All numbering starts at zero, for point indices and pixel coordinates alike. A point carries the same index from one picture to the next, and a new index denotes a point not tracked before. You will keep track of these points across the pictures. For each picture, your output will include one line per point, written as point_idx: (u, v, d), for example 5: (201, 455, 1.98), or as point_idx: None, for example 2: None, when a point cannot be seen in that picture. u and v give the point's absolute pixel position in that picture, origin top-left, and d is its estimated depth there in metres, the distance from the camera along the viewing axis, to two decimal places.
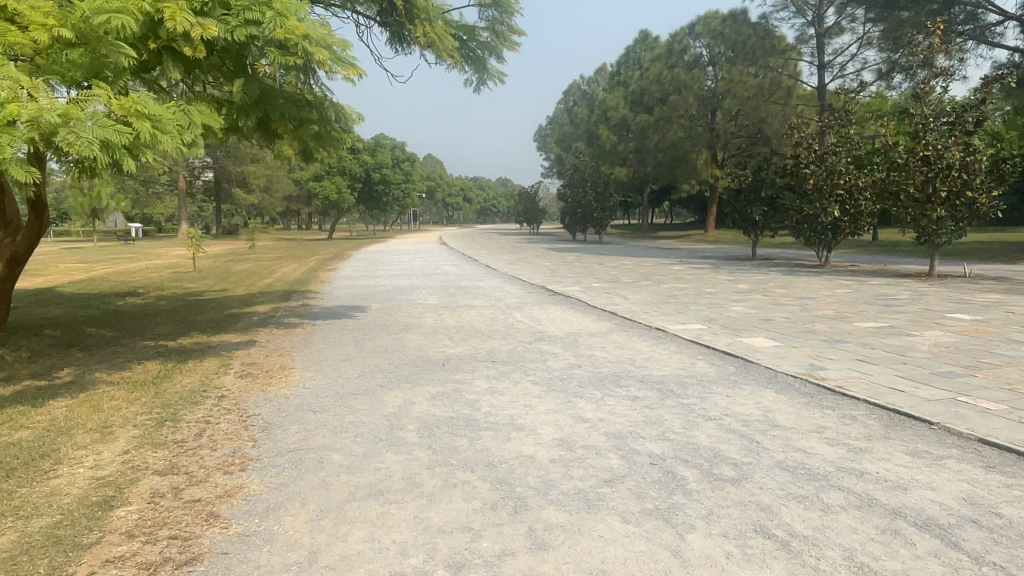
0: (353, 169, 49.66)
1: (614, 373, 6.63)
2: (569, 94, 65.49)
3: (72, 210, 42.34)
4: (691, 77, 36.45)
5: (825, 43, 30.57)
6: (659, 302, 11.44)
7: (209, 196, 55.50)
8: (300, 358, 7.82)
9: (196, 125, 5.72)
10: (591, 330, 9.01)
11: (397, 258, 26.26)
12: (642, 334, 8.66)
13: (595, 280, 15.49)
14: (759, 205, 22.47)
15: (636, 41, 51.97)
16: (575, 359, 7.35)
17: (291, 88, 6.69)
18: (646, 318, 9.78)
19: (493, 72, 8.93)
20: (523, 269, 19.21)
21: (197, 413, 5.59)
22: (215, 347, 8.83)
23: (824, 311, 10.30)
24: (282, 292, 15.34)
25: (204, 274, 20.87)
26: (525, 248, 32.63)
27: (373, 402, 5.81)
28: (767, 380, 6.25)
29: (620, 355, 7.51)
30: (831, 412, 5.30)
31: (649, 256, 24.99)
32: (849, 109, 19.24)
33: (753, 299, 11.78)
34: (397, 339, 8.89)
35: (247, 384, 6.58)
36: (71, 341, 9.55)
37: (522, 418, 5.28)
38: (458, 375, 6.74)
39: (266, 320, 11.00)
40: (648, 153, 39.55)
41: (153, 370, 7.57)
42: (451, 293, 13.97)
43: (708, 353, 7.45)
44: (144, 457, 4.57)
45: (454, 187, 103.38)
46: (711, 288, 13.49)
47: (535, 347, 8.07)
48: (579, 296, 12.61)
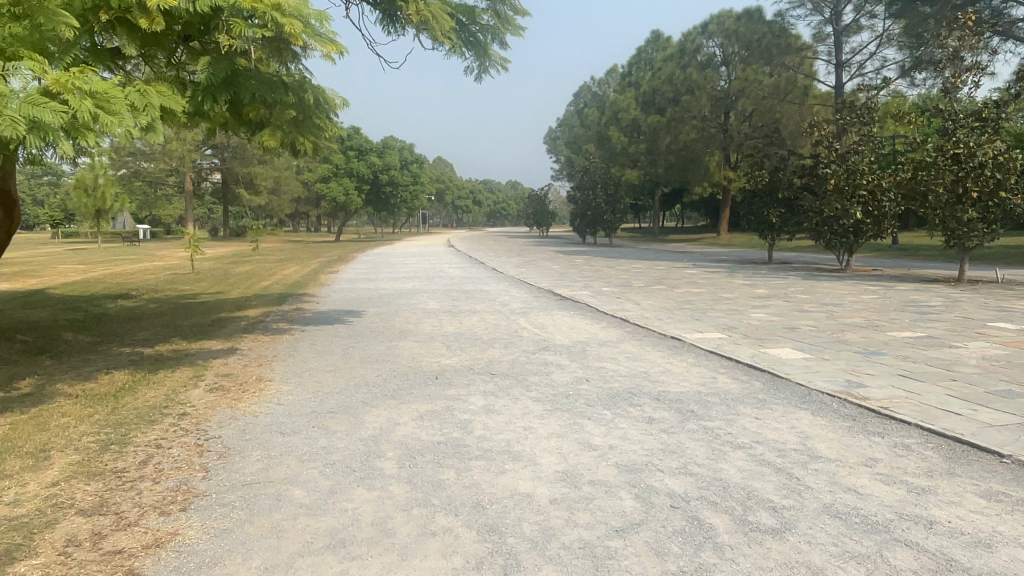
0: (360, 170, 49.07)
1: (627, 389, 5.90)
2: (578, 95, 64.68)
3: (77, 211, 42.04)
4: (703, 77, 35.71)
5: (843, 41, 29.73)
6: (673, 308, 10.70)
7: (216, 198, 55.16)
8: (279, 369, 7.10)
9: (153, 108, 5.05)
10: (601, 339, 8.29)
11: (401, 260, 25.52)
12: (656, 343, 7.91)
13: (605, 285, 14.74)
14: (776, 207, 21.66)
15: (647, 42, 51.17)
16: (582, 372, 6.63)
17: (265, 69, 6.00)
18: (660, 326, 9.05)
19: (495, 59, 8.25)
20: (531, 273, 18.45)
21: (150, 435, 4.90)
22: (193, 355, 8.13)
23: (852, 319, 9.54)
24: (278, 295, 14.66)
25: (202, 277, 20.25)
26: (534, 251, 31.87)
27: (351, 422, 5.11)
28: (801, 399, 5.51)
29: (633, 368, 6.76)
30: (879, 440, 4.56)
31: (662, 260, 24.18)
32: (871, 106, 18.36)
33: (774, 305, 11.02)
34: (389, 347, 8.18)
35: (216, 400, 5.88)
36: (42, 347, 8.86)
37: (519, 445, 4.54)
38: (451, 390, 6.01)
39: (254, 326, 10.31)
40: (660, 154, 38.80)
41: (119, 382, 6.87)
42: (454, 297, 13.29)
43: (730, 367, 6.69)
44: (73, 490, 3.88)
45: (464, 190, 103.01)
46: (727, 293, 12.72)
47: (539, 358, 7.34)
48: (589, 301, 11.86)
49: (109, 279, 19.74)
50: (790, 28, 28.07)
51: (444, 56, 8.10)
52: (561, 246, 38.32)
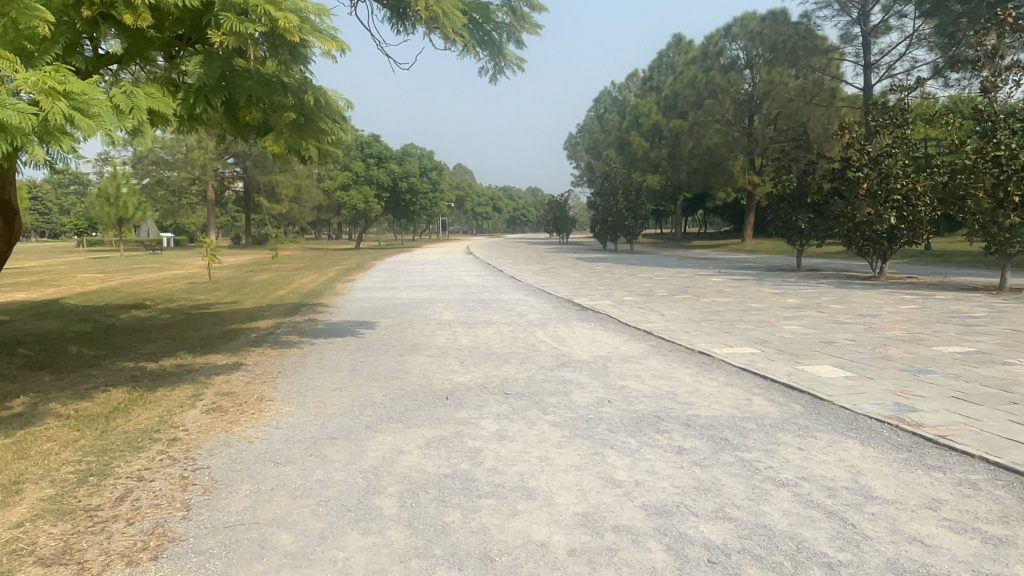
0: (380, 178, 48.95)
1: (654, 412, 5.40)
2: (598, 100, 64.07)
3: (100, 220, 42.38)
4: (727, 80, 35.03)
5: (872, 42, 28.95)
6: (700, 320, 10.17)
7: (238, 206, 55.40)
8: (282, 388, 6.69)
9: (140, 111, 4.69)
10: (623, 354, 7.81)
11: (419, 268, 25.19)
12: (683, 359, 7.40)
13: (627, 293, 14.24)
14: (805, 213, 20.98)
15: (668, 45, 50.50)
16: (603, 392, 6.14)
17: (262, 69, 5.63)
18: (686, 339, 8.55)
19: (511, 58, 7.82)
20: (550, 282, 17.95)
21: (133, 465, 4.51)
22: (196, 371, 7.77)
23: (893, 333, 8.94)
24: (292, 306, 14.33)
25: (219, 286, 20.04)
26: (554, 259, 31.35)
27: (352, 451, 4.68)
28: (847, 426, 4.99)
29: (659, 387, 6.27)
30: (941, 477, 4.04)
31: (687, 266, 23.57)
32: (905, 107, 17.69)
33: (807, 317, 10.43)
34: (400, 363, 7.75)
35: (211, 423, 5.48)
36: (44, 362, 8.57)
37: (534, 480, 4.07)
38: (462, 413, 5.56)
39: (263, 339, 9.94)
40: (683, 159, 38.20)
41: (114, 401, 6.50)
42: (470, 307, 12.87)
43: (766, 388, 6.16)
44: (37, 533, 3.48)
45: (484, 197, 102.73)
46: (757, 303, 12.14)
47: (557, 375, 6.86)
48: (611, 312, 11.36)
49: (126, 289, 19.62)
50: (816, 30, 27.35)
51: (458, 56, 7.69)
52: (581, 253, 37.84)
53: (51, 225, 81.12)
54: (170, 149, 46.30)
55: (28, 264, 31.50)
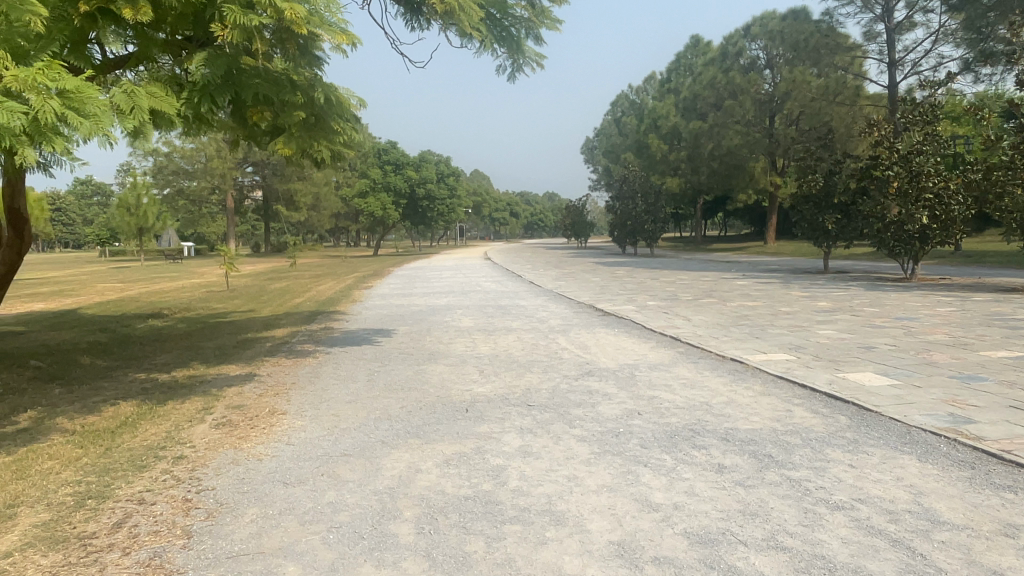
0: (398, 185, 48.91)
1: (687, 426, 5.05)
2: (615, 104, 63.70)
3: (121, 230, 42.68)
4: (747, 81, 34.54)
5: (896, 39, 28.34)
6: (728, 325, 9.79)
7: (257, 215, 55.64)
8: (295, 400, 6.41)
9: (141, 110, 4.43)
10: (651, 361, 7.47)
11: (437, 275, 24.93)
12: (715, 367, 7.03)
13: (651, 298, 13.86)
14: (832, 213, 20.45)
15: (686, 47, 50.01)
16: (633, 403, 5.80)
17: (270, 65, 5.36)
18: (716, 346, 8.18)
19: (529, 54, 7.52)
20: (570, 287, 17.61)
21: (135, 486, 4.25)
22: (208, 382, 7.51)
23: (934, 337, 8.50)
24: (308, 314, 14.11)
25: (236, 294, 19.90)
26: (573, 263, 30.98)
27: (366, 469, 4.37)
28: (901, 440, 4.62)
29: (691, 397, 5.91)
30: (1014, 497, 3.66)
31: (710, 270, 23.11)
32: (936, 103, 17.16)
33: (840, 320, 10.01)
34: (418, 372, 7.46)
35: (219, 439, 5.20)
36: (54, 375, 8.37)
37: (563, 503, 3.74)
38: (483, 426, 5.25)
39: (278, 348, 9.71)
40: (703, 162, 37.70)
41: (122, 415, 6.25)
42: (489, 313, 12.57)
43: (806, 399, 5.79)
44: (25, 565, 3.21)
45: (501, 203, 102.55)
46: (787, 307, 11.72)
47: (583, 385, 6.53)
48: (635, 317, 11.01)
49: (144, 298, 19.56)
50: (838, 27, 26.80)
51: (475, 53, 7.42)
52: (600, 257, 37.53)
53: (75, 237, 82.00)
54: (191, 159, 46.53)
55: (51, 274, 31.68)
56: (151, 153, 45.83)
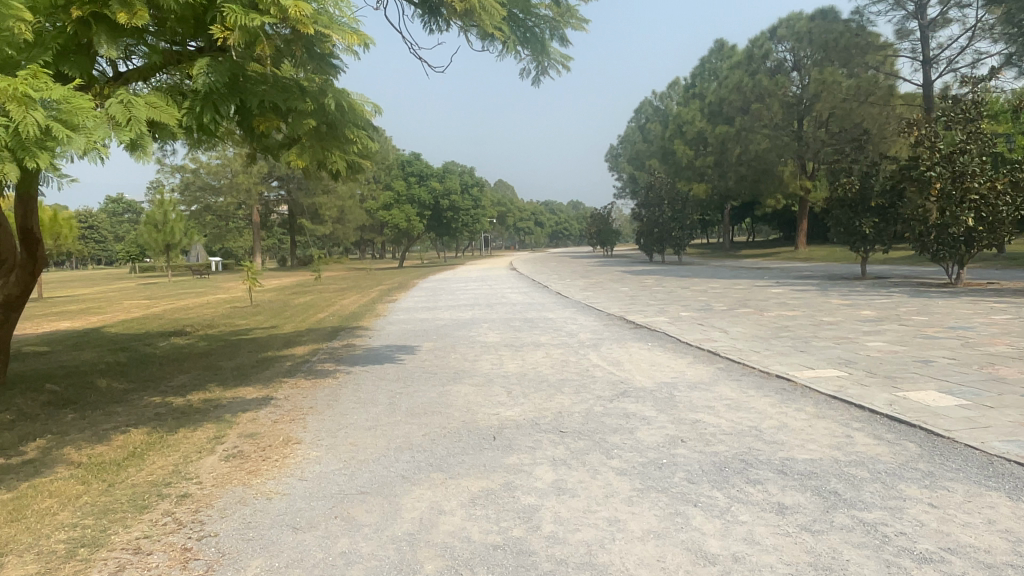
0: (422, 197, 48.78)
1: (738, 455, 4.56)
2: (639, 110, 63.06)
3: (149, 247, 43.01)
4: (775, 83, 33.86)
5: (930, 36, 27.51)
6: (768, 338, 9.26)
7: (283, 229, 55.86)
8: (312, 427, 6.03)
9: (138, 123, 4.14)
10: (690, 379, 6.99)
11: (463, 286, 24.55)
12: (760, 386, 6.52)
13: (684, 308, 13.33)
14: (869, 216, 19.76)
15: (711, 51, 49.27)
16: (675, 428, 5.31)
17: (275, 71, 5.02)
18: (759, 361, 7.67)
19: (554, 55, 7.11)
20: (598, 297, 17.11)
21: (133, 530, 3.89)
22: (223, 407, 7.17)
23: (995, 348, 7.90)
24: (331, 330, 13.79)
25: (259, 310, 19.71)
26: (600, 272, 30.45)
27: (383, 511, 3.96)
28: (983, 473, 4.12)
29: (738, 421, 5.43)
30: None
31: (742, 277, 22.45)
32: (979, 99, 16.45)
33: (890, 331, 9.42)
34: (442, 394, 7.03)
35: (229, 474, 4.84)
36: (69, 399, 8.10)
37: (605, 554, 3.28)
38: (512, 457, 4.82)
39: (298, 367, 9.38)
40: (731, 166, 36.97)
41: (132, 444, 5.93)
42: (516, 327, 12.13)
43: (867, 423, 5.28)
44: None
45: (525, 213, 102.06)
46: (829, 317, 11.12)
47: (618, 407, 6.07)
48: (669, 330, 10.48)
49: (168, 315, 19.46)
50: (869, 27, 26.04)
51: (498, 57, 7.06)
52: (627, 266, 36.82)
53: (107, 254, 83.11)
54: (217, 175, 46.76)
55: (80, 292, 31.91)
56: (178, 170, 46.21)
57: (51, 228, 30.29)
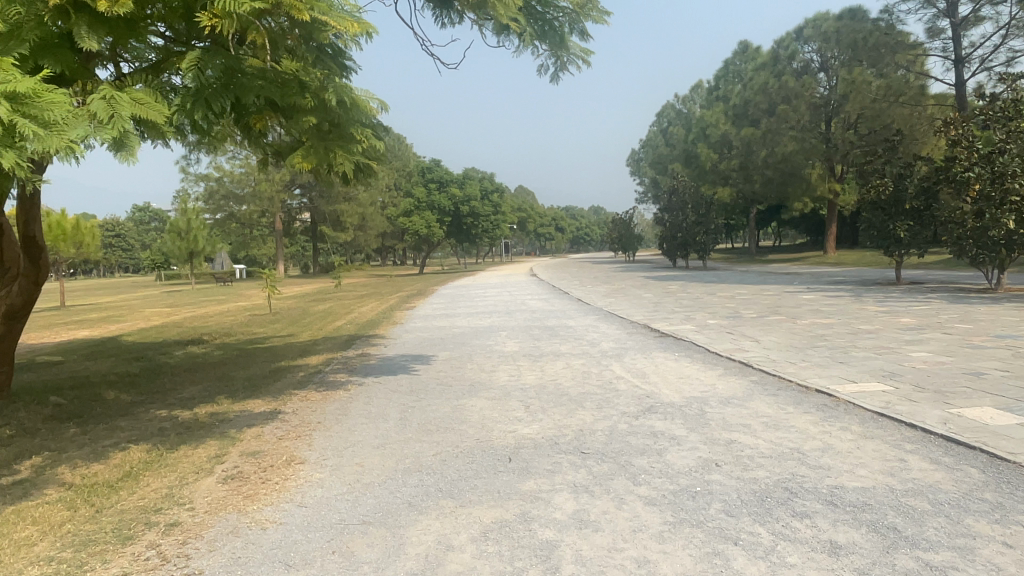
0: (442, 203, 48.57)
1: (780, 484, 4.14)
2: (662, 115, 62.44)
3: (172, 255, 43.27)
4: (801, 85, 33.15)
5: (963, 34, 26.67)
6: (803, 348, 8.75)
7: (306, 236, 55.99)
8: (319, 445, 5.66)
9: (121, 119, 3.82)
10: (721, 393, 6.55)
11: (484, 294, 24.14)
12: (799, 402, 6.05)
13: (711, 316, 12.82)
14: (904, 219, 19.06)
15: (734, 53, 48.61)
16: (707, 450, 4.88)
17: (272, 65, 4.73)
18: (795, 373, 7.19)
19: (574, 50, 6.72)
20: (622, 304, 16.61)
21: (111, 566, 3.54)
22: (229, 421, 6.84)
23: None
24: (346, 338, 13.49)
25: (278, 318, 19.51)
26: (623, 278, 29.92)
27: (385, 546, 3.57)
28: None
29: (777, 442, 4.98)
30: None
31: (771, 283, 21.81)
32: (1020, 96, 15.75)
33: (934, 341, 8.86)
34: (457, 409, 6.65)
35: (225, 499, 4.47)
36: (74, 412, 7.85)
37: None
38: (529, 482, 4.40)
39: (309, 379, 9.05)
40: (757, 169, 36.27)
41: (128, 463, 5.61)
42: (536, 336, 11.72)
43: (921, 444, 4.80)
44: None
45: (547, 219, 101.53)
46: (866, 325, 10.56)
47: (644, 425, 5.64)
48: (696, 339, 10.01)
49: (186, 324, 19.31)
50: (899, 25, 25.33)
51: (514, 52, 6.68)
52: (650, 271, 36.16)
53: (133, 261, 84.10)
54: (240, 183, 46.68)
55: (105, 300, 32.08)
56: (201, 178, 46.48)
57: (74, 236, 30.48)
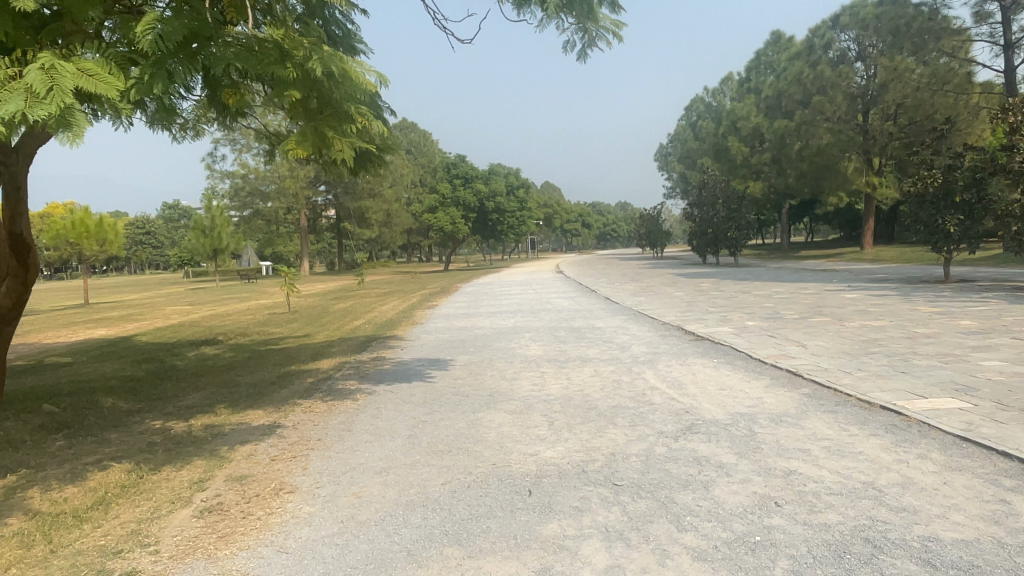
0: (467, 199, 47.94)
1: (858, 534, 3.40)
2: (690, 108, 61.14)
3: (196, 253, 43.23)
4: (839, 74, 31.87)
5: (1013, 18, 25.25)
6: (857, 355, 7.90)
7: (331, 233, 55.67)
8: (314, 469, 5.00)
9: (63, 93, 3.19)
10: (772, 409, 5.78)
11: (507, 291, 23.45)
12: (864, 423, 5.26)
13: (749, 317, 11.98)
14: (954, 213, 17.94)
15: (766, 44, 47.17)
16: (763, 484, 4.13)
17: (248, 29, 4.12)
18: (851, 386, 6.40)
19: (605, 23, 5.98)
20: (652, 304, 15.79)
21: None
22: (224, 436, 6.24)
23: None
24: (362, 339, 12.91)
25: (295, 317, 18.99)
26: (651, 275, 28.97)
27: None
28: None
29: (846, 475, 4.21)
30: None
31: (809, 280, 20.76)
32: None
33: (1006, 347, 7.96)
34: (472, 424, 5.96)
35: (196, 540, 3.82)
36: (64, 422, 7.30)
37: None
38: (552, 525, 3.69)
39: (318, 386, 8.43)
40: (791, 162, 35.06)
41: (103, 488, 4.99)
42: (561, 338, 10.97)
43: (1022, 480, 4.00)
44: None
45: (573, 214, 100.33)
46: (924, 328, 9.67)
47: (685, 448, 4.90)
48: (735, 342, 9.20)
49: (203, 323, 18.84)
50: (944, 9, 24.09)
51: (538, 25, 5.92)
52: (680, 268, 35.27)
53: (163, 258, 84.70)
54: (264, 179, 46.31)
55: (128, 297, 31.92)
56: (227, 175, 46.38)
57: (97, 233, 30.29)
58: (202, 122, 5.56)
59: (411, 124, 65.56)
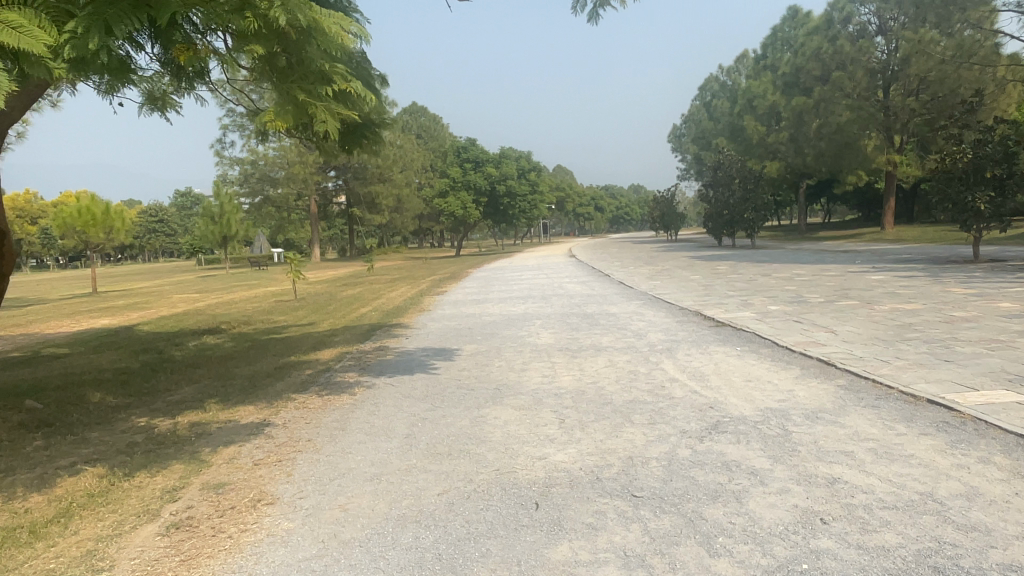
0: (478, 183, 47.29)
1: (925, 562, 2.86)
2: (705, 87, 59.96)
3: (205, 240, 42.90)
4: (859, 48, 30.86)
5: None
6: (893, 342, 7.30)
7: (342, 219, 55.24)
8: (299, 475, 4.53)
9: None
10: (805, 405, 5.22)
11: (519, 276, 22.90)
12: (912, 421, 4.69)
13: (772, 301, 11.37)
14: (984, 190, 17.11)
15: (784, 20, 45.95)
16: (804, 495, 3.59)
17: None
18: (891, 377, 5.82)
19: None
20: (668, 287, 15.19)
21: None
22: (209, 436, 5.78)
23: None
24: (367, 328, 12.44)
25: (301, 304, 18.55)
26: (667, 259, 28.27)
27: None
28: None
29: (902, 486, 3.65)
30: None
31: (831, 262, 20.03)
32: None
33: None
34: (476, 423, 5.45)
35: (156, 563, 3.36)
36: (45, 420, 6.87)
37: None
38: (562, 549, 3.17)
39: (315, 378, 7.96)
40: (809, 141, 34.16)
41: (67, 498, 4.53)
42: (573, 325, 10.45)
43: None
44: None
45: (585, 197, 99.19)
46: (961, 312, 9.03)
47: (711, 451, 4.37)
48: (759, 329, 8.62)
49: (208, 311, 18.45)
50: None
51: None
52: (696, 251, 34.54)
53: (176, 246, 84.58)
54: (273, 165, 45.75)
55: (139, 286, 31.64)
56: (236, 161, 45.93)
57: (105, 221, 29.86)
58: (171, 86, 5.11)
59: (422, 108, 64.78)
